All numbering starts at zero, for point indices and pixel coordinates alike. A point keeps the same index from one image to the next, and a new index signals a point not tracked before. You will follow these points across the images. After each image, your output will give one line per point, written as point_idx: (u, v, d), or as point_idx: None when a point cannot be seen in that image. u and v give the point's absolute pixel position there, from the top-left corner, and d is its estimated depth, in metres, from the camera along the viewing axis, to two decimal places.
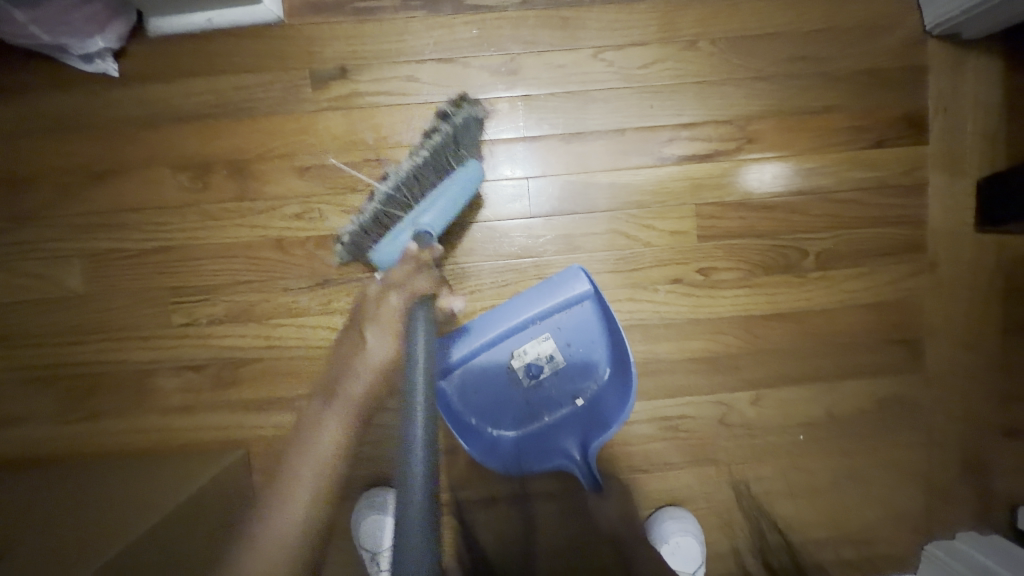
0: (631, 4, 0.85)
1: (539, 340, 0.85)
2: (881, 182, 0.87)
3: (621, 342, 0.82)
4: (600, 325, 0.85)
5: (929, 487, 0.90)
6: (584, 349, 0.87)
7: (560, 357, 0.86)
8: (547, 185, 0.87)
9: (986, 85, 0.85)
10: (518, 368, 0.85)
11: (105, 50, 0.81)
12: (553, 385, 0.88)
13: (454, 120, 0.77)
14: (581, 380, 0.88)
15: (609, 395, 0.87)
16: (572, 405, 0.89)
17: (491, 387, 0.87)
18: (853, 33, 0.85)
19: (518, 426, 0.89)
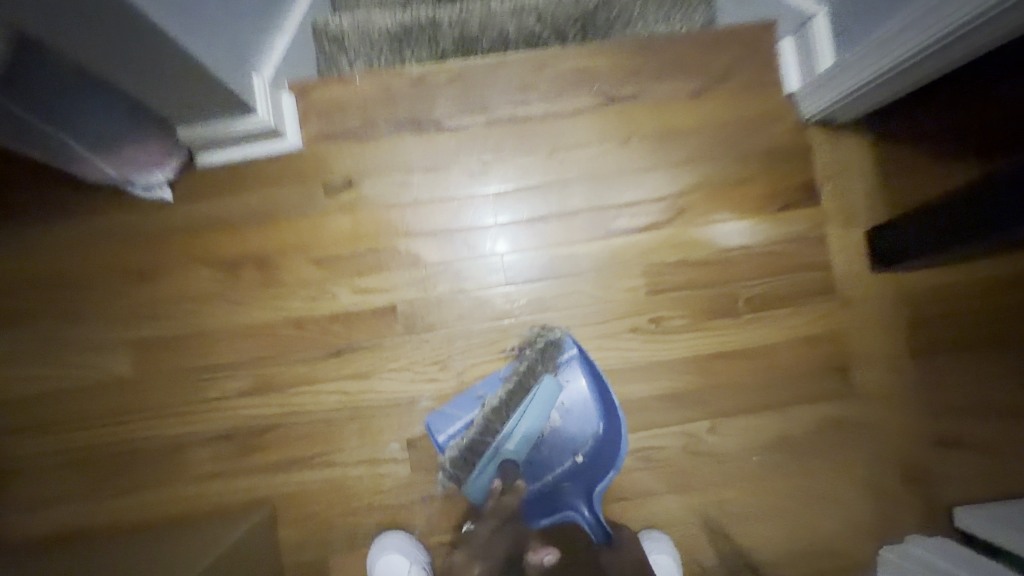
0: (574, 115, 1.08)
1: None
2: (793, 236, 1.06)
3: (609, 399, 0.96)
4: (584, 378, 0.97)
5: (878, 495, 1.02)
6: (577, 407, 0.98)
7: (556, 417, 0.97)
8: (521, 258, 1.05)
9: (860, 157, 1.07)
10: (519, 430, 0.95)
11: (163, 180, 1.02)
12: (551, 445, 0.97)
13: (536, 348, 0.99)
14: (577, 437, 0.98)
15: (603, 448, 0.96)
16: (572, 461, 0.98)
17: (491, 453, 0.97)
18: (752, 124, 1.08)
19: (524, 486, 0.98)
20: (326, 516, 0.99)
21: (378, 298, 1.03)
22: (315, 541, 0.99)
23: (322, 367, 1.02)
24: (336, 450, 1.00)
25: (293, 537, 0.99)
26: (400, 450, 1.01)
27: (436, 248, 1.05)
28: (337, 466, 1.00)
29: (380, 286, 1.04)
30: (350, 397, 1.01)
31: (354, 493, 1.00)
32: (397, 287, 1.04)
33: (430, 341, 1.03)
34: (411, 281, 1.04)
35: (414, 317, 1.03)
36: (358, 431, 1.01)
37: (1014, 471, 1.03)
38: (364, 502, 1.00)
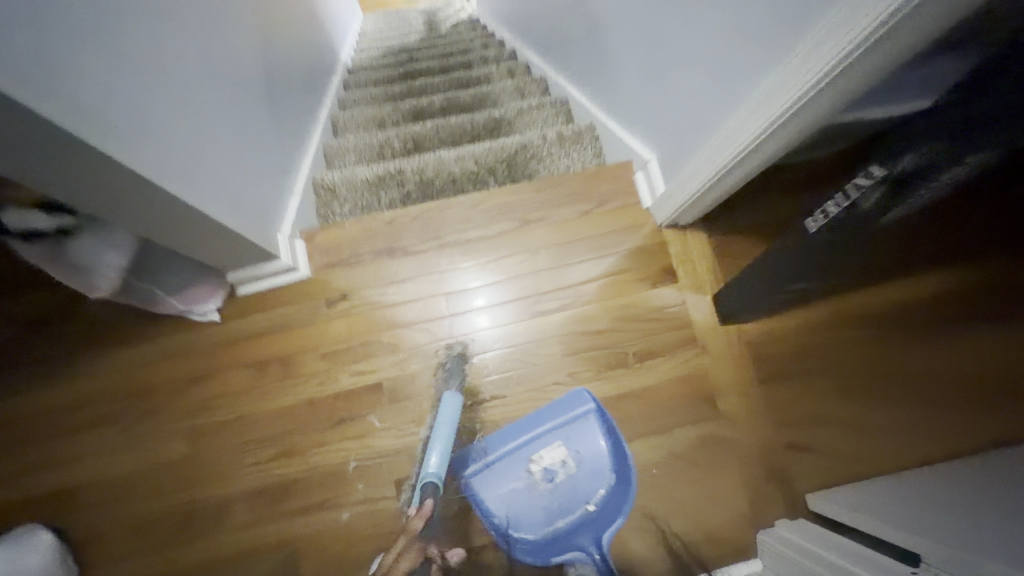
0: (500, 235, 1.54)
1: (554, 450, 1.27)
2: (663, 305, 1.49)
3: (624, 454, 1.25)
4: (602, 433, 1.26)
5: (750, 490, 1.37)
6: (591, 459, 1.25)
7: (572, 465, 1.25)
8: (512, 331, 1.47)
9: (702, 244, 1.53)
10: (539, 472, 1.25)
11: (214, 307, 1.44)
12: (568, 491, 1.23)
13: (449, 368, 1.39)
14: (591, 487, 1.22)
15: (612, 498, 1.21)
16: (584, 509, 1.21)
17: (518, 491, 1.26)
18: (624, 230, 1.55)
19: (542, 528, 1.21)
20: (339, 548, 1.31)
21: (368, 377, 1.42)
22: (331, 569, 1.30)
23: (330, 432, 1.38)
24: (344, 496, 1.34)
25: (314, 567, 1.30)
26: (391, 491, 1.34)
27: (408, 337, 1.46)
28: (345, 507, 1.33)
29: (370, 368, 1.43)
30: (352, 453, 1.37)
31: (359, 528, 1.32)
32: (381, 367, 1.43)
33: (408, 406, 1.40)
34: (392, 362, 1.44)
35: (395, 389, 1.42)
36: (359, 479, 1.35)
37: (845, 461, 1.38)
38: (367, 533, 1.32)
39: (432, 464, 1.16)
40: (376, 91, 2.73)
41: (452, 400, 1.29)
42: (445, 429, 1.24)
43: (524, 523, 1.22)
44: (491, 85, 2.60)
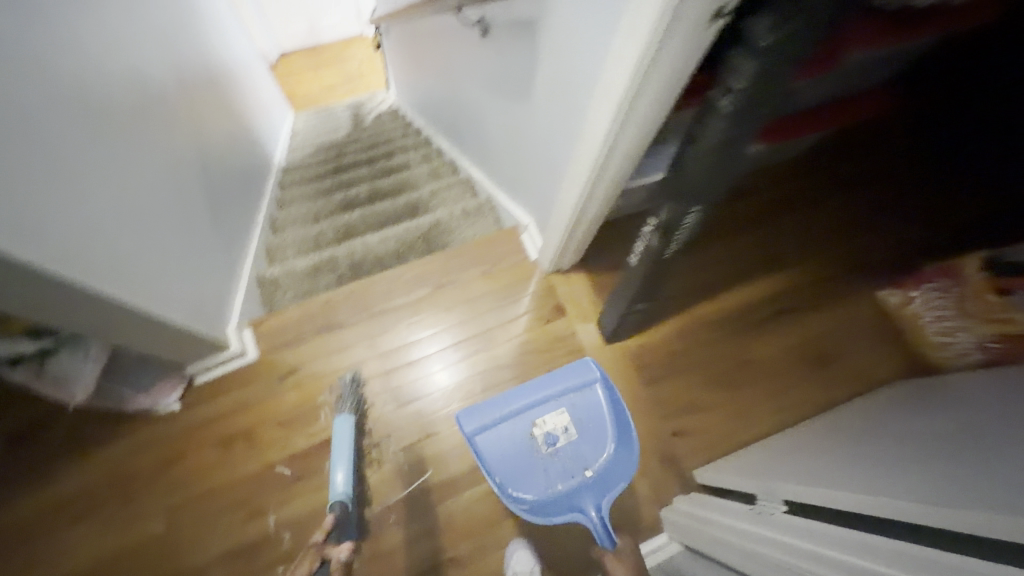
0: (420, 300, 1.90)
1: (558, 418, 1.52)
2: (558, 335, 1.84)
3: (626, 424, 1.49)
4: (603, 399, 1.53)
5: (650, 475, 1.68)
6: (592, 426, 1.52)
7: (575, 433, 1.51)
8: (445, 373, 1.77)
9: (582, 282, 1.91)
10: (544, 437, 1.51)
11: (174, 397, 1.68)
12: (569, 453, 1.50)
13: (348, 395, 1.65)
14: (592, 454, 1.49)
15: (609, 465, 1.47)
16: (583, 475, 1.47)
17: (523, 452, 1.51)
18: (519, 282, 1.93)
19: (546, 488, 1.46)
20: None
21: (320, 434, 1.66)
22: None
23: (290, 489, 1.58)
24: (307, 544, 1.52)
25: None
26: None
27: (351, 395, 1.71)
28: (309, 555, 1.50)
29: (320, 427, 1.67)
30: (310, 504, 1.56)
31: None
32: (332, 426, 1.68)
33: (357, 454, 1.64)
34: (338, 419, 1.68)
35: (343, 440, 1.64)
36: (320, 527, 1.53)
37: (720, 439, 1.72)
38: None
39: (336, 485, 1.42)
40: (309, 186, 3.09)
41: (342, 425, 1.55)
42: (347, 452, 1.51)
43: (529, 484, 1.47)
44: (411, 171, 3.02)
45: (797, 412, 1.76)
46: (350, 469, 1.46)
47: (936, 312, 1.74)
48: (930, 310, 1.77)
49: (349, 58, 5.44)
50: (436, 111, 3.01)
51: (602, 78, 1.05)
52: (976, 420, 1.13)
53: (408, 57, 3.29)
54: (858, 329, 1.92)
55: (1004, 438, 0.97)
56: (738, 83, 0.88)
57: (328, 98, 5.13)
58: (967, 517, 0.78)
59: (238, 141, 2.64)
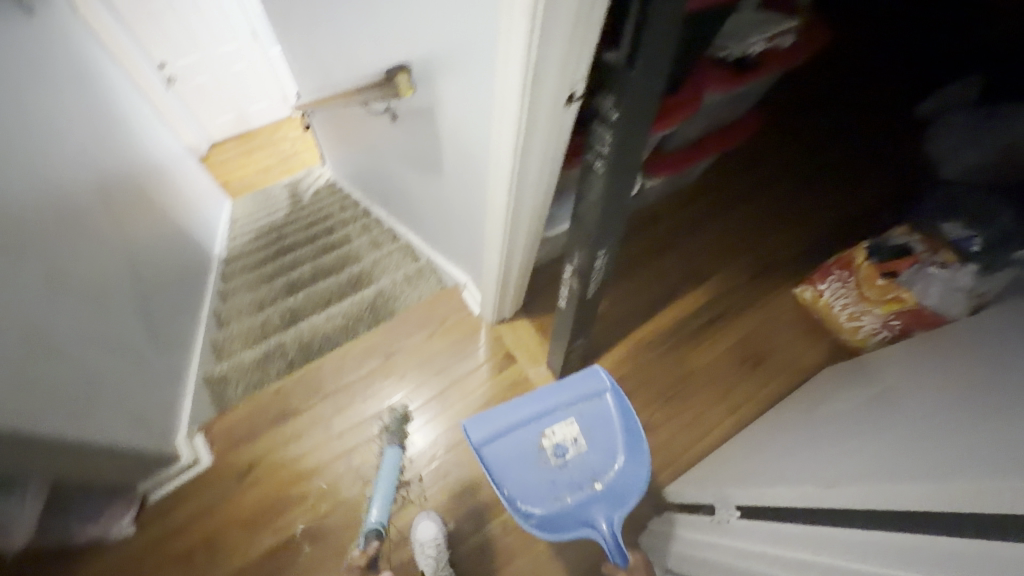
0: (373, 373, 1.95)
1: (569, 428, 1.55)
2: (511, 384, 1.92)
3: (637, 434, 1.51)
4: (614, 407, 1.56)
5: None
6: (602, 436, 1.54)
7: (583, 445, 1.54)
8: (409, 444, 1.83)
9: (526, 328, 2.02)
10: (553, 450, 1.54)
11: (126, 520, 1.62)
12: (577, 465, 1.52)
13: (393, 426, 1.72)
14: (602, 467, 1.52)
15: (619, 478, 1.49)
16: (593, 488, 1.49)
17: (532, 466, 1.53)
18: (467, 338, 2.02)
19: (553, 502, 1.48)
20: None
21: (289, 529, 1.65)
22: None
23: None
24: None
25: None
26: None
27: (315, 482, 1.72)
28: None
29: (289, 521, 1.67)
30: None
31: None
32: (299, 517, 1.67)
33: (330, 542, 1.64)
34: (306, 509, 1.69)
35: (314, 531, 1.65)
36: None
37: (680, 453, 1.81)
38: None
39: (372, 514, 1.47)
40: (252, 274, 3.08)
41: (391, 452, 1.61)
42: (389, 483, 1.56)
43: (536, 500, 1.48)
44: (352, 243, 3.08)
45: (744, 413, 1.89)
46: (385, 502, 1.49)
47: (841, 299, 1.95)
48: (836, 299, 1.97)
49: (281, 138, 5.46)
50: (369, 182, 3.11)
51: (490, 155, 1.18)
52: (873, 404, 1.29)
53: (334, 134, 3.39)
54: (782, 326, 2.09)
55: (892, 424, 1.12)
56: (604, 147, 1.04)
57: (264, 181, 5.08)
58: (867, 495, 0.89)
59: (173, 242, 2.64)
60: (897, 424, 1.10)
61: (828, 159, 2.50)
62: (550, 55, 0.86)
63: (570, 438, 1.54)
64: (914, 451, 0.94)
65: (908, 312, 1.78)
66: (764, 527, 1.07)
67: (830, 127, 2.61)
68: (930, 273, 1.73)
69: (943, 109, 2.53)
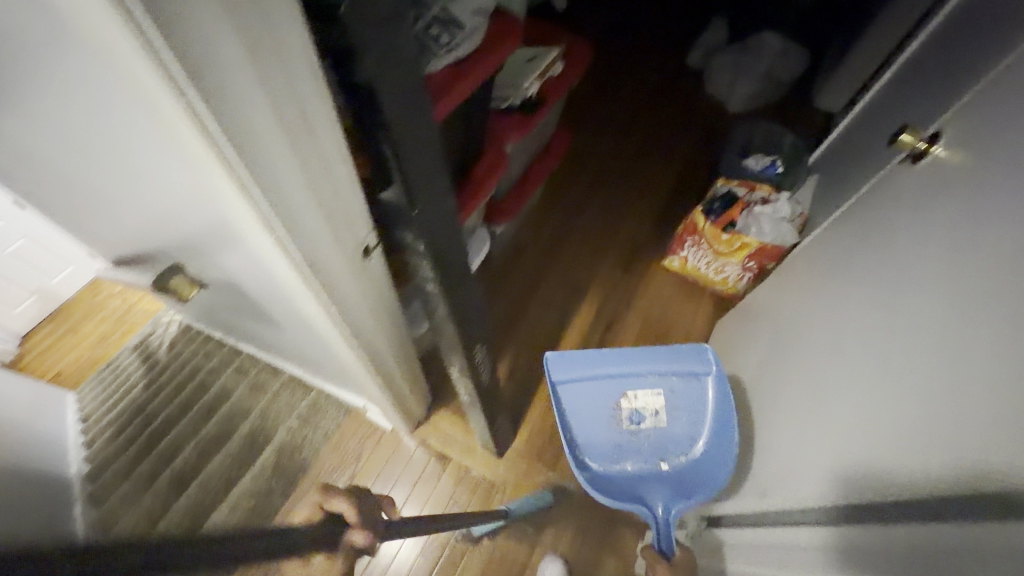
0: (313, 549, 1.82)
1: (655, 400, 1.72)
2: (454, 484, 1.88)
3: (728, 429, 1.61)
4: (710, 393, 1.70)
5: (593, 545, 1.82)
6: (685, 418, 1.70)
7: (665, 419, 1.70)
8: None
9: (447, 419, 1.98)
10: (632, 413, 1.72)
11: None
12: (650, 436, 1.70)
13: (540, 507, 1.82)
14: (674, 447, 1.69)
15: (686, 467, 1.66)
16: (659, 465, 1.67)
17: (605, 423, 1.73)
18: (394, 460, 1.94)
19: (609, 464, 1.68)
20: None
21: None
22: None
23: None
24: None
25: None
26: None
27: None
28: None
29: None
30: None
31: None
32: None
33: None
34: None
35: None
36: None
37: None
38: None
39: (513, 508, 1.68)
40: (108, 423, 2.58)
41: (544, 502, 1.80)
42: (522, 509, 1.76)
43: (594, 457, 1.69)
44: (217, 381, 2.50)
45: None
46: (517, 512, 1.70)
47: (703, 259, 2.08)
48: (699, 260, 2.10)
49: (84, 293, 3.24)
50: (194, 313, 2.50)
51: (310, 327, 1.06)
52: (785, 371, 1.43)
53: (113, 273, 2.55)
54: (668, 302, 2.21)
55: (841, 380, 1.13)
56: (428, 272, 0.97)
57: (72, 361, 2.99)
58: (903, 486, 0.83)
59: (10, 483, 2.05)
60: (812, 397, 1.23)
61: (640, 128, 2.67)
62: (336, 254, 0.78)
63: (651, 410, 1.71)
64: (882, 420, 0.94)
65: (756, 252, 1.92)
66: (766, 538, 1.19)
67: (625, 96, 2.77)
68: (758, 212, 1.91)
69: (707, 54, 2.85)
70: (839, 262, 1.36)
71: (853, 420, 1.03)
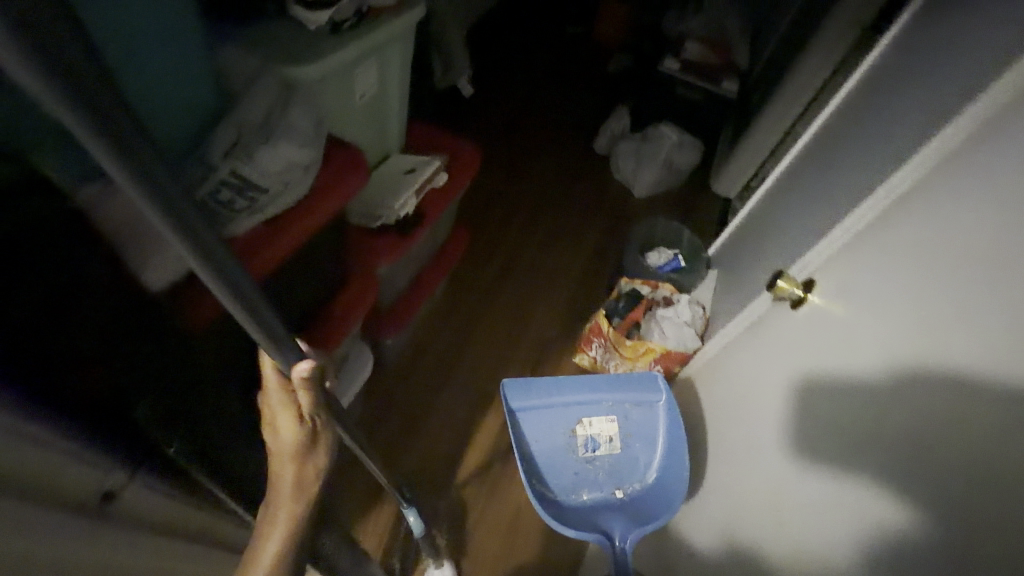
0: None
1: (609, 426, 1.56)
2: None
3: (677, 449, 1.50)
4: (661, 418, 1.57)
5: None
6: (638, 445, 1.56)
7: (618, 446, 1.55)
8: None
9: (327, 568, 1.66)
10: (586, 438, 1.55)
11: None
12: (604, 464, 1.54)
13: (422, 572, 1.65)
14: (628, 476, 1.54)
15: (639, 494, 1.51)
16: (612, 494, 1.52)
17: (559, 450, 1.55)
18: None
19: (564, 495, 1.50)
20: None
21: None
22: None
23: None
24: None
25: None
26: None
27: None
28: None
29: None
30: None
31: None
32: None
33: None
34: None
35: None
36: None
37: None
38: None
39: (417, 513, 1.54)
40: None
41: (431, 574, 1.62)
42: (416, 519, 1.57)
43: (548, 488, 1.51)
44: None
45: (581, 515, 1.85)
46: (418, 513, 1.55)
47: (609, 360, 1.97)
48: (605, 360, 1.99)
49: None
50: None
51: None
52: (728, 428, 1.36)
53: None
54: None
55: (804, 420, 1.02)
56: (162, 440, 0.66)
57: None
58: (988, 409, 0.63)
59: None
60: (774, 412, 1.14)
61: (544, 216, 2.63)
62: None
63: (606, 437, 1.55)
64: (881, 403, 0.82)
65: (661, 356, 1.79)
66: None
67: (529, 181, 2.74)
68: (659, 317, 1.87)
69: (608, 143, 2.90)
70: (733, 349, 1.46)
71: (810, 442, 0.98)
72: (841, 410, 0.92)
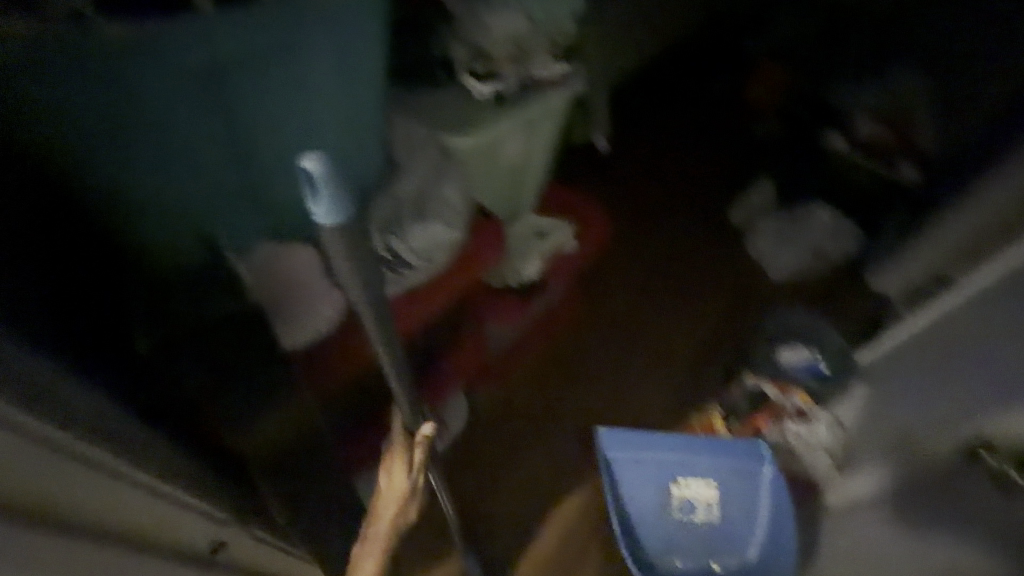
0: None
1: (708, 492, 1.34)
2: None
3: (785, 527, 1.28)
4: (766, 491, 1.31)
5: None
6: (739, 515, 1.34)
7: (715, 513, 1.34)
8: None
9: None
10: (679, 501, 1.36)
11: None
12: (698, 530, 1.35)
13: None
14: (726, 547, 1.34)
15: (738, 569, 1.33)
16: (707, 564, 1.34)
17: (650, 509, 1.37)
18: None
19: (655, 557, 1.34)
20: None
21: None
22: None
23: None
24: None
25: None
26: None
27: None
28: None
29: None
30: None
31: None
32: None
33: None
34: None
35: None
36: None
37: None
38: None
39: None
40: None
41: None
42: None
43: (639, 549, 1.34)
44: None
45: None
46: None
47: None
48: None
49: None
50: None
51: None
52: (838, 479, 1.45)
53: None
54: None
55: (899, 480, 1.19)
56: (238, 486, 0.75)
57: None
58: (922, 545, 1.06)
59: None
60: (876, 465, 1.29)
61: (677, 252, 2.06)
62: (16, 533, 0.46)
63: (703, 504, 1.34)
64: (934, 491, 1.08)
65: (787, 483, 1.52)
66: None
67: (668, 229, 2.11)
68: (790, 433, 1.55)
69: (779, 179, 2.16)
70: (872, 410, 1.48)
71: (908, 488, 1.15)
72: (911, 468, 1.15)
